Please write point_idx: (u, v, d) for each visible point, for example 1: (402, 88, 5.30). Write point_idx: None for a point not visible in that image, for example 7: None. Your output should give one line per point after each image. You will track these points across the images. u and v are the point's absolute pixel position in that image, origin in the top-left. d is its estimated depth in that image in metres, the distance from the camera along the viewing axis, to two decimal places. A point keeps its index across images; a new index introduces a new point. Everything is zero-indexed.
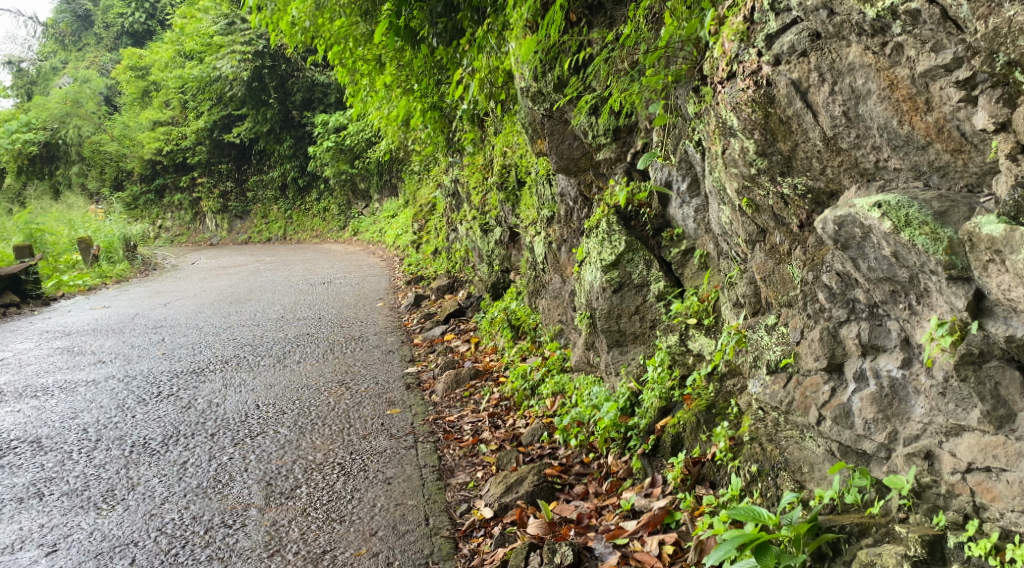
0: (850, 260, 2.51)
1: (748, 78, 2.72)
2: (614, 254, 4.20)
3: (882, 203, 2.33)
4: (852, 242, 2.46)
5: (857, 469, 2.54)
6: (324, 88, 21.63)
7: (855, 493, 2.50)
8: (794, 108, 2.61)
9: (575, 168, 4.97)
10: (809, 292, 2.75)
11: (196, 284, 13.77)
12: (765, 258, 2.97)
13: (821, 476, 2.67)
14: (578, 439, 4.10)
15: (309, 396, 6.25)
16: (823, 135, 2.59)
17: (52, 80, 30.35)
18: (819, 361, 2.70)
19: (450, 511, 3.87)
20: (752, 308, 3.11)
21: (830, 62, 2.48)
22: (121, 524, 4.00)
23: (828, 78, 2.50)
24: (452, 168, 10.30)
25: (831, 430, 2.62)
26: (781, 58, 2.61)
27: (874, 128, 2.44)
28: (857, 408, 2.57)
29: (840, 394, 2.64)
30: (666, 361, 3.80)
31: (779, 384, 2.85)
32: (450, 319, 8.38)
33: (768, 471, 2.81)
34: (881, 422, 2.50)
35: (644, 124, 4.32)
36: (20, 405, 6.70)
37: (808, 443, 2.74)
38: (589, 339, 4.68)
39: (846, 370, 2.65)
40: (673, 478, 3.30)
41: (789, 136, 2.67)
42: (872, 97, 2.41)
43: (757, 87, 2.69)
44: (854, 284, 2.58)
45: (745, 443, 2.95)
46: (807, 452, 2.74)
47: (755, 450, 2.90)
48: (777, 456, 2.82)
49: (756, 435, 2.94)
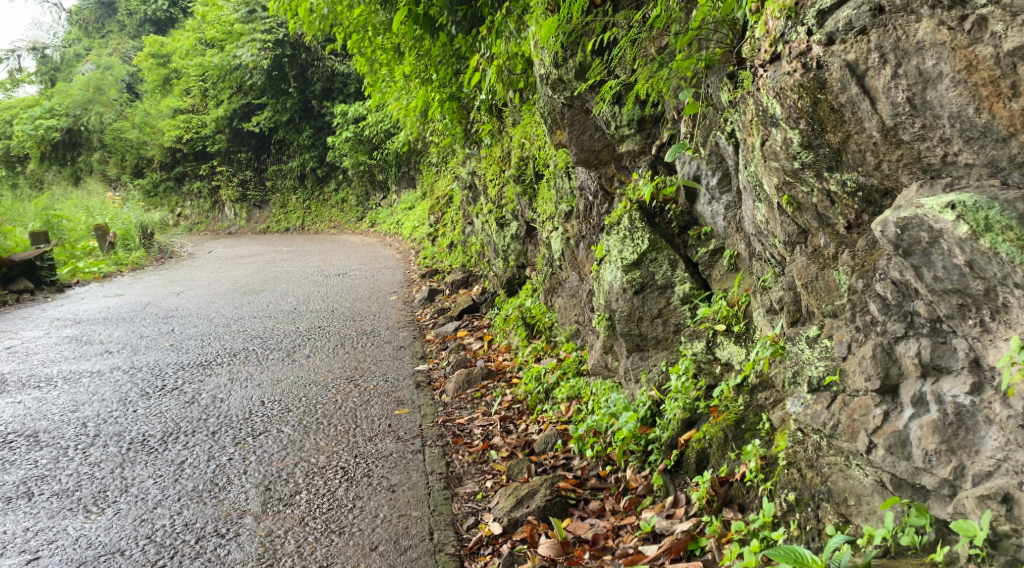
0: (912, 268, 2.23)
1: (795, 60, 2.43)
2: (636, 253, 3.95)
3: (956, 203, 2.07)
4: (916, 248, 2.18)
5: (915, 507, 2.28)
6: (344, 79, 21.51)
7: (912, 535, 2.25)
8: (849, 94, 2.34)
9: (596, 161, 4.72)
10: (859, 302, 2.49)
11: (211, 273, 13.61)
12: (807, 262, 2.71)
13: (869, 511, 2.43)
14: (593, 451, 3.85)
15: (316, 393, 6.03)
16: (881, 124, 2.31)
17: (75, 67, 30.38)
18: (871, 382, 2.42)
19: (457, 524, 3.64)
20: (791, 316, 2.85)
21: (896, 41, 2.20)
22: (109, 531, 3.80)
23: (892, 59, 2.22)
24: (469, 160, 10.08)
25: (885, 459, 2.35)
26: (834, 38, 2.32)
27: (943, 117, 2.18)
28: (916, 436, 2.28)
29: (894, 419, 2.35)
30: (692, 369, 3.56)
31: (822, 404, 2.57)
32: (463, 315, 8.14)
33: (808, 501, 2.60)
34: (945, 454, 2.21)
35: (671, 114, 4.06)
36: (22, 396, 6.54)
37: (855, 472, 2.48)
38: (607, 342, 4.41)
39: (902, 393, 2.35)
40: (697, 499, 3.05)
41: (840, 125, 2.40)
42: (944, 81, 2.14)
43: (806, 70, 2.40)
44: (913, 295, 2.30)
45: (782, 468, 2.73)
46: (853, 482, 2.48)
47: (793, 476, 2.68)
48: (818, 485, 2.58)
49: (795, 459, 2.69)
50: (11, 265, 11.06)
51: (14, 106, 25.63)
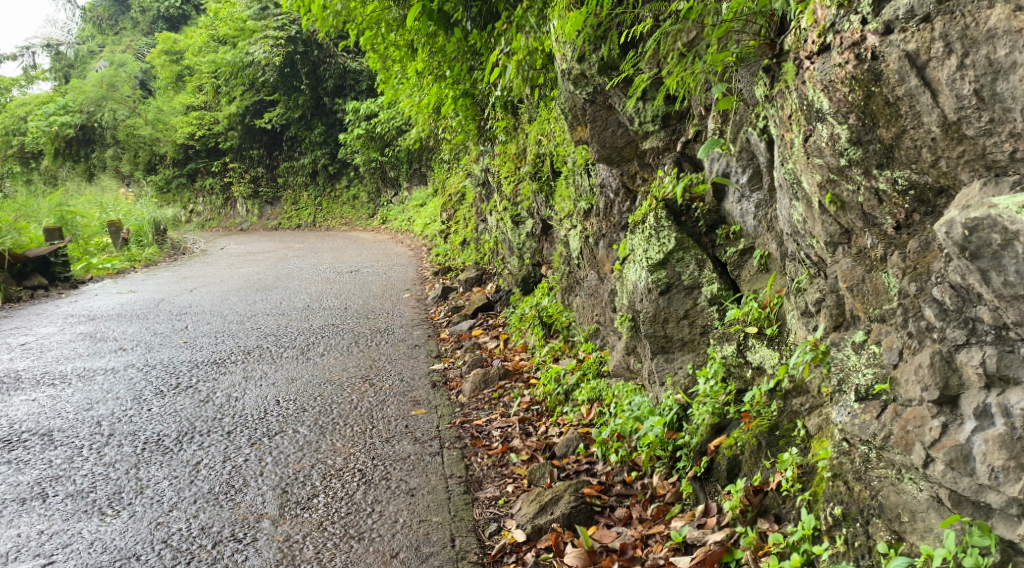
0: (978, 271, 2.10)
1: (847, 51, 2.34)
2: (662, 252, 3.84)
3: None
4: (985, 250, 2.06)
5: (977, 525, 2.16)
6: (356, 75, 21.50)
7: (976, 556, 2.13)
8: (907, 86, 2.24)
9: (618, 158, 4.61)
10: (912, 307, 2.37)
11: (224, 269, 13.57)
12: (852, 264, 2.61)
13: (925, 528, 2.31)
14: (618, 455, 3.75)
15: (332, 392, 5.95)
16: (942, 118, 2.20)
17: (88, 64, 30.51)
18: (928, 392, 2.29)
19: (479, 531, 3.55)
20: (833, 320, 2.74)
21: (964, 28, 2.10)
22: (125, 534, 3.72)
23: (958, 49, 2.12)
24: (482, 157, 9.97)
25: (944, 474, 2.23)
26: (892, 27, 2.24)
27: (1015, 110, 2.05)
28: (980, 451, 2.14)
29: (955, 432, 2.21)
30: (721, 373, 3.45)
31: (872, 414, 2.48)
32: (478, 314, 8.04)
33: (855, 516, 2.49)
34: (1013, 471, 2.07)
35: (698, 109, 3.95)
36: (36, 393, 6.49)
37: (907, 486, 2.37)
38: (630, 343, 4.32)
39: (963, 405, 2.22)
40: (730, 508, 2.95)
41: (894, 120, 2.30)
42: (1016, 72, 2.03)
43: (859, 61, 2.31)
44: (975, 300, 2.17)
45: (825, 481, 2.63)
46: (906, 497, 2.37)
47: (838, 489, 2.58)
48: (867, 499, 2.48)
49: (840, 472, 2.59)
50: (25, 261, 11.04)
51: (29, 102, 25.69)
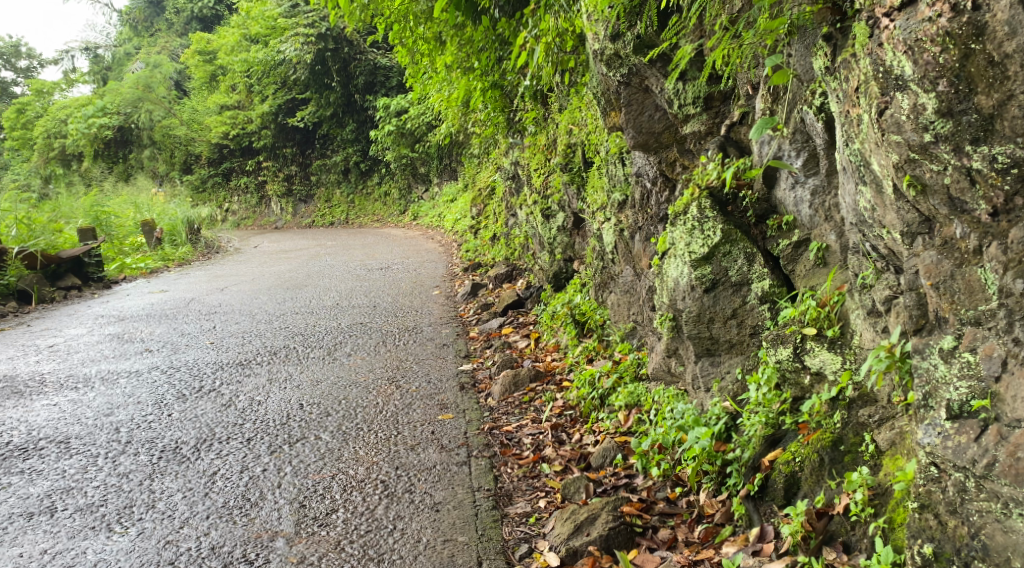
0: None
1: (940, 2, 2.04)
2: (707, 246, 3.51)
3: None
4: None
5: None
6: (386, 72, 21.41)
7: None
8: (1019, 40, 1.95)
9: (655, 145, 4.30)
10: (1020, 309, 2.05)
11: (256, 268, 13.44)
12: (938, 257, 2.26)
13: None
14: (659, 469, 3.45)
15: (357, 395, 5.69)
16: None
17: (125, 65, 30.79)
18: None
19: (508, 553, 3.32)
20: (915, 323, 2.39)
21: None
22: (130, 555, 3.54)
23: None
24: (512, 150, 9.64)
25: None
26: None
27: None
28: None
29: None
30: (774, 380, 3.12)
31: (969, 436, 2.15)
32: (508, 311, 7.74)
33: (952, 556, 2.19)
34: None
35: (745, 88, 3.63)
36: (58, 397, 6.34)
37: (1017, 524, 2.03)
38: (671, 345, 3.99)
39: None
40: (789, 533, 2.66)
41: (998, 84, 2.00)
42: None
43: (955, 14, 2.02)
44: None
45: (912, 513, 2.32)
46: (1015, 537, 2.03)
47: (928, 525, 2.26)
48: (966, 537, 2.16)
49: (930, 502, 2.27)
50: (59, 262, 10.98)
51: (68, 105, 25.89)
